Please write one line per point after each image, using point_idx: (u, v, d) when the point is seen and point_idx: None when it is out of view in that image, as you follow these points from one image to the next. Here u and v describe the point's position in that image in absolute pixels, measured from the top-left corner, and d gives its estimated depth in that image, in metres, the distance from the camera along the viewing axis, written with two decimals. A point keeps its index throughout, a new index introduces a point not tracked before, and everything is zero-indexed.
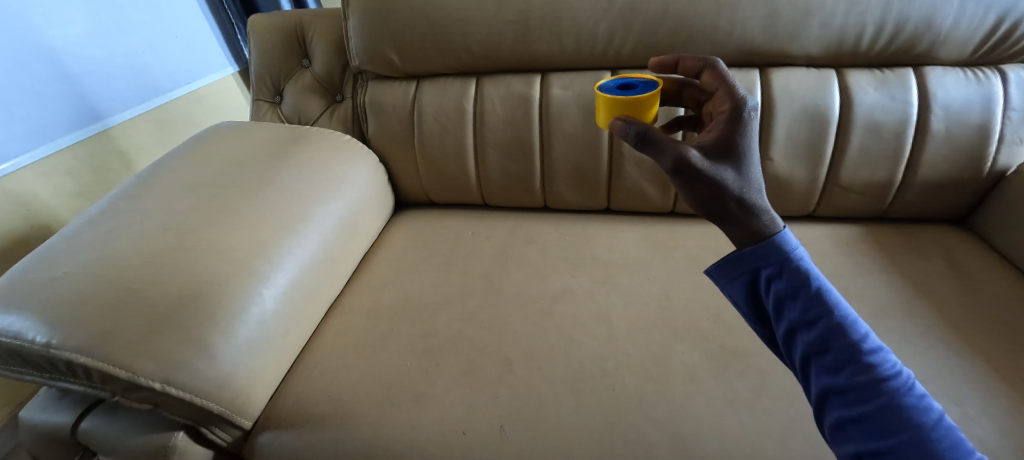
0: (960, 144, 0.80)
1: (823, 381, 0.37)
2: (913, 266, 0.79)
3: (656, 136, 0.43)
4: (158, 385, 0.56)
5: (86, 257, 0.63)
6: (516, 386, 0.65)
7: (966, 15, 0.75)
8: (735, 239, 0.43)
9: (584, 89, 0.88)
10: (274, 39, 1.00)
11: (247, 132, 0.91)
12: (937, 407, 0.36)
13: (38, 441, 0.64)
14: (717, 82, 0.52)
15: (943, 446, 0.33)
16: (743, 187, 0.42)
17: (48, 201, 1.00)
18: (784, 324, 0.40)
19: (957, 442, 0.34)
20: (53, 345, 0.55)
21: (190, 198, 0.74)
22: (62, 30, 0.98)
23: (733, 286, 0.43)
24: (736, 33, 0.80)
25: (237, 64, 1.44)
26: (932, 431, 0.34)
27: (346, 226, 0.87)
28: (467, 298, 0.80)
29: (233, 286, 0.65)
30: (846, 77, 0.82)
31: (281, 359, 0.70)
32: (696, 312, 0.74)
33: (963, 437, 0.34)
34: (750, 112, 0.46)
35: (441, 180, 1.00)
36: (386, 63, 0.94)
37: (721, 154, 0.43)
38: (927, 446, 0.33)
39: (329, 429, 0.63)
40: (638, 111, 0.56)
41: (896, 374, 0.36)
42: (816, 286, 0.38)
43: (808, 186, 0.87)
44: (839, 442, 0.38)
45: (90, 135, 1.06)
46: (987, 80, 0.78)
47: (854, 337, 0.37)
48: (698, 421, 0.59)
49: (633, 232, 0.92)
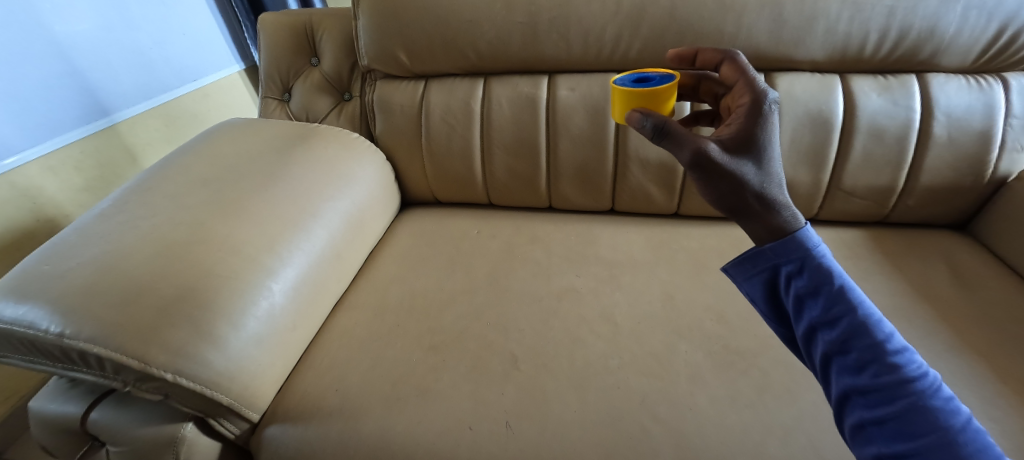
0: (962, 149, 0.81)
1: (844, 381, 0.38)
2: (915, 270, 0.80)
3: (674, 130, 0.45)
4: (170, 376, 0.57)
5: (97, 249, 0.64)
6: (521, 382, 0.66)
7: (968, 24, 0.76)
8: (756, 236, 0.44)
9: (591, 91, 0.89)
10: (283, 37, 1.01)
11: (257, 128, 0.92)
12: (966, 411, 0.36)
13: (47, 432, 0.64)
14: (736, 75, 0.55)
15: (972, 449, 0.33)
16: (763, 182, 0.43)
17: (53, 193, 1.00)
18: (805, 323, 0.41)
19: (987, 447, 0.34)
20: (66, 335, 0.56)
21: (202, 191, 0.75)
22: (72, 26, 1.00)
23: (752, 284, 0.45)
24: (741, 38, 0.81)
25: (244, 62, 1.45)
26: (961, 435, 0.34)
27: (354, 222, 0.87)
28: (473, 295, 0.81)
29: (244, 279, 0.66)
30: (850, 83, 0.83)
31: (288, 353, 0.70)
32: (699, 313, 0.75)
33: (995, 444, 0.34)
34: (770, 105, 0.47)
35: (448, 179, 1.01)
36: (395, 62, 0.95)
37: (741, 149, 0.44)
38: (955, 449, 0.34)
39: (337, 422, 0.64)
40: (655, 103, 0.57)
41: (922, 376, 0.37)
42: (838, 284, 0.39)
43: (812, 189, 0.88)
44: (860, 444, 0.39)
45: (97, 129, 1.07)
46: (989, 87, 0.79)
47: (878, 337, 0.38)
48: (701, 418, 0.60)
49: (637, 233, 0.93)
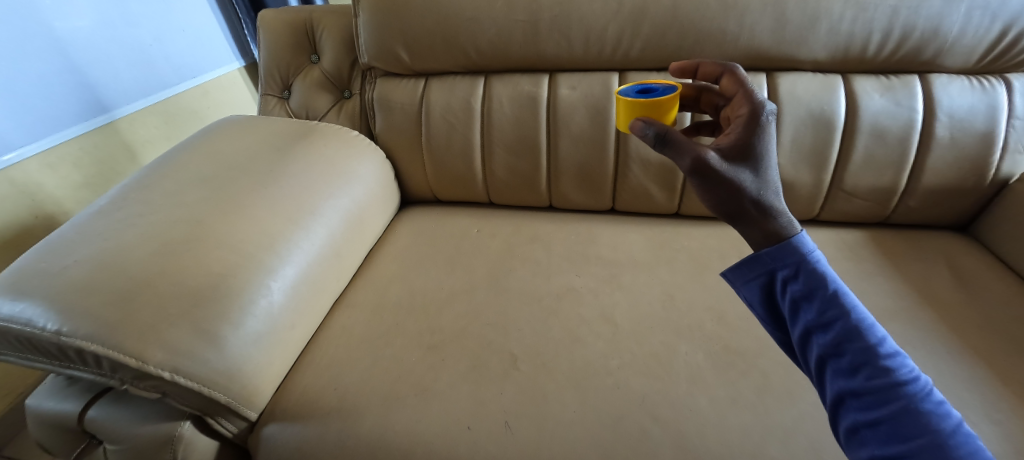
0: (965, 150, 0.81)
1: (839, 384, 0.38)
2: (916, 271, 0.80)
3: (676, 138, 0.45)
4: (168, 374, 0.57)
5: (94, 246, 0.63)
6: (520, 382, 0.66)
7: (972, 24, 0.75)
8: (753, 241, 0.44)
9: (591, 91, 0.89)
10: (282, 35, 1.00)
11: (257, 126, 0.91)
12: (956, 415, 0.35)
13: (45, 430, 0.64)
14: (736, 87, 0.54)
15: (962, 452, 0.33)
16: (760, 189, 0.43)
17: (52, 189, 1.00)
18: (800, 326, 0.40)
19: (978, 450, 0.33)
20: (64, 332, 0.56)
21: (199, 190, 0.74)
22: (72, 23, 0.99)
23: (749, 288, 0.44)
24: (744, 37, 0.80)
25: (243, 59, 1.45)
26: (951, 438, 0.34)
27: (353, 221, 0.87)
28: (473, 295, 0.80)
29: (242, 279, 0.66)
30: (852, 83, 0.83)
31: (287, 352, 0.70)
32: (699, 313, 0.74)
33: (986, 448, 0.34)
34: (768, 115, 0.47)
35: (449, 178, 1.00)
36: (396, 60, 0.94)
37: (739, 156, 0.44)
38: (945, 452, 0.33)
39: (335, 421, 0.63)
40: (657, 112, 0.57)
41: (914, 380, 0.36)
42: (832, 289, 0.39)
43: (813, 189, 0.87)
44: (854, 447, 0.38)
45: (97, 125, 1.06)
46: (992, 88, 0.79)
47: (871, 340, 0.37)
48: (700, 419, 0.60)
49: (637, 233, 0.93)
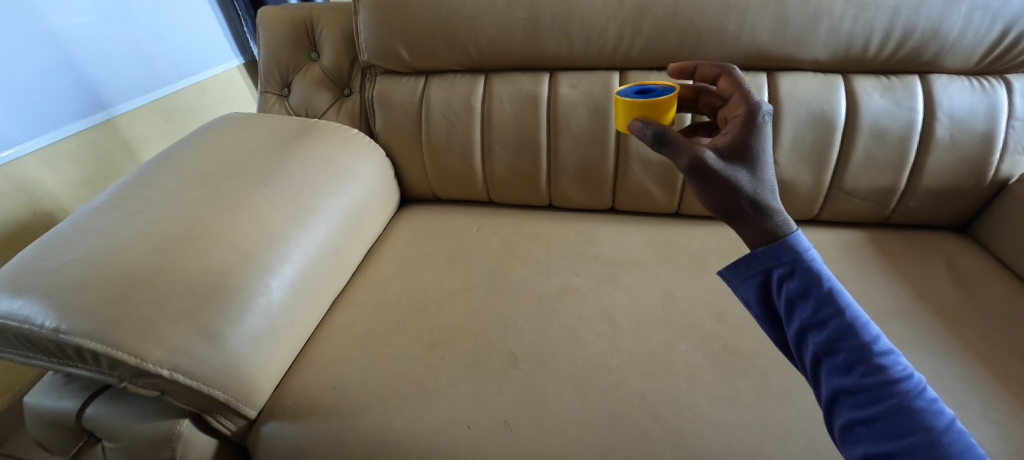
0: (965, 151, 0.81)
1: (833, 382, 0.38)
2: (915, 271, 0.80)
3: (673, 137, 0.44)
4: (166, 372, 0.57)
5: (93, 243, 0.63)
6: (520, 380, 0.66)
7: (972, 25, 0.75)
8: (750, 240, 0.44)
9: (592, 90, 0.89)
10: (282, 32, 1.00)
11: (256, 124, 0.91)
12: (949, 413, 0.35)
13: (43, 427, 0.64)
14: (733, 88, 0.54)
15: (955, 449, 0.33)
16: (756, 188, 0.43)
17: (51, 187, 1.00)
18: (795, 324, 0.40)
19: (969, 447, 0.33)
20: (62, 330, 0.55)
21: (197, 187, 0.74)
22: (70, 19, 0.99)
23: (746, 286, 0.44)
24: (744, 36, 0.80)
25: (243, 57, 1.45)
26: (943, 435, 0.34)
27: (352, 219, 0.87)
28: (472, 294, 0.80)
29: (241, 277, 0.66)
30: (852, 83, 0.83)
31: (286, 350, 0.70)
32: (699, 312, 0.74)
33: (979, 445, 0.34)
34: (764, 116, 0.47)
35: (448, 176, 1.00)
36: (396, 58, 0.94)
37: (736, 156, 0.44)
38: (938, 449, 0.33)
39: (335, 419, 0.63)
40: (656, 112, 0.57)
41: (907, 377, 0.36)
42: (827, 287, 0.39)
43: (813, 189, 0.87)
44: (848, 445, 0.38)
45: (96, 122, 1.06)
46: (992, 89, 0.79)
47: (865, 338, 0.37)
48: (699, 418, 0.60)
49: (637, 232, 0.93)
